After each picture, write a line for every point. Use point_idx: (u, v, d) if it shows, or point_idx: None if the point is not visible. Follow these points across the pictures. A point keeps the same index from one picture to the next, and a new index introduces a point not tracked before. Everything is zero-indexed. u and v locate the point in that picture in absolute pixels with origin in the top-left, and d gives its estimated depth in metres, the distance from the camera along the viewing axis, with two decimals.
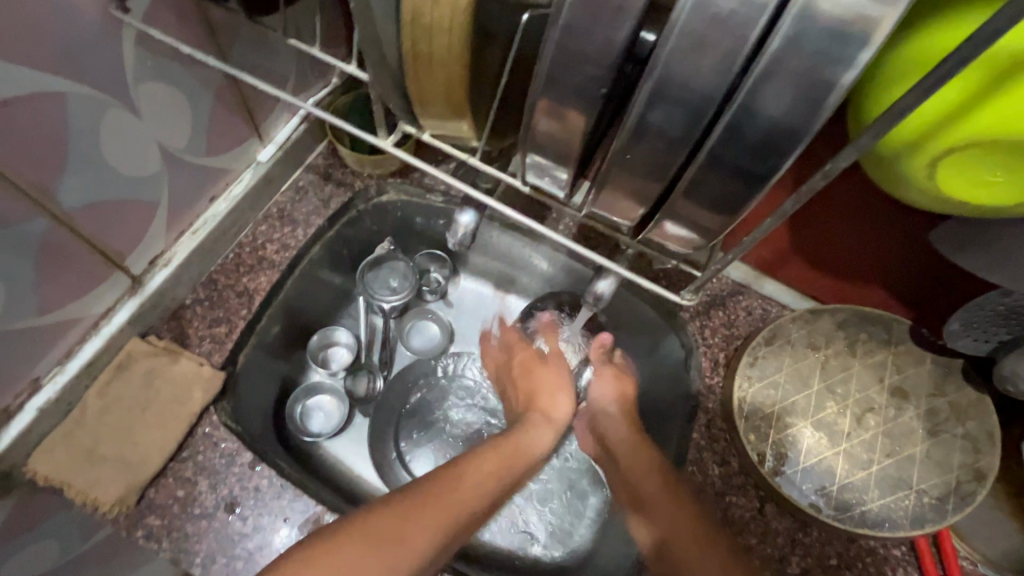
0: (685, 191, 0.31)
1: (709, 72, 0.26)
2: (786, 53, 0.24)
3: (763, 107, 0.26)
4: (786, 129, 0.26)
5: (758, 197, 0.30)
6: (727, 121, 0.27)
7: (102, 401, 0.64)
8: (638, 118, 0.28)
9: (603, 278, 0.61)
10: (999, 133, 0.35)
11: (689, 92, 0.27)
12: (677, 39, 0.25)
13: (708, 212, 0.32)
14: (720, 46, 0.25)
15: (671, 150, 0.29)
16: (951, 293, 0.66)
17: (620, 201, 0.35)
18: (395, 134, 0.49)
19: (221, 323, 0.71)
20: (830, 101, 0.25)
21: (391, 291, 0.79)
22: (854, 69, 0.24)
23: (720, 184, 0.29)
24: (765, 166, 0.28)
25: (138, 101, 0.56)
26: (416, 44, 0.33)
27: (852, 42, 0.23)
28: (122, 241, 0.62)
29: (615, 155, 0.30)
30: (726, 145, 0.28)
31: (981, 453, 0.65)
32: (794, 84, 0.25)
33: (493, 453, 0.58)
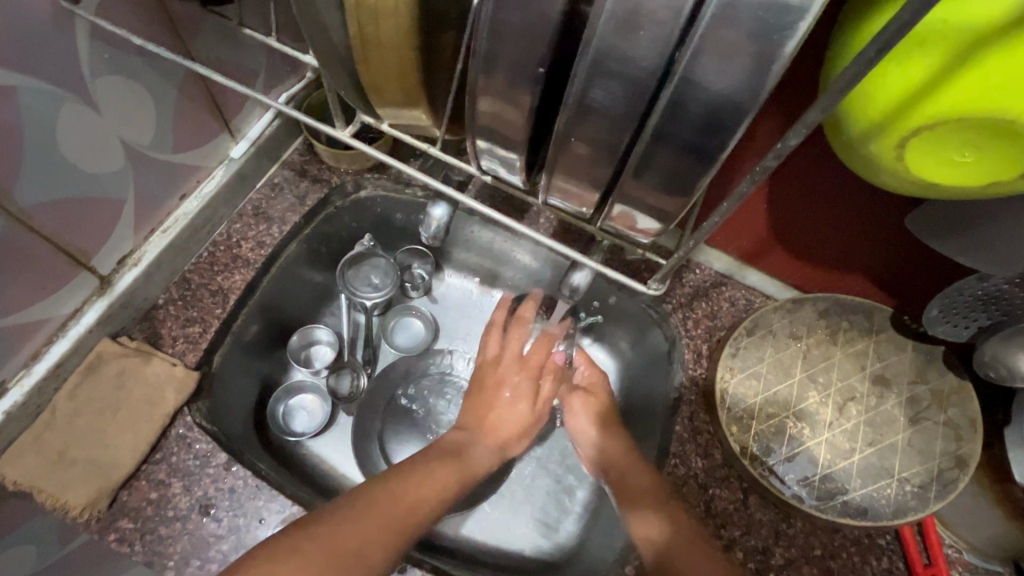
0: (634, 173, 0.30)
1: (646, 43, 0.25)
2: (720, 24, 0.23)
3: (703, 80, 0.25)
4: (729, 102, 0.25)
5: (709, 176, 0.29)
6: (669, 97, 0.26)
7: (72, 404, 0.63)
8: (578, 95, 0.27)
9: (580, 270, 0.60)
10: (963, 109, 0.34)
11: (628, 67, 0.26)
12: (611, 11, 0.24)
13: (661, 194, 0.31)
14: (655, 18, 0.24)
15: (615, 128, 0.28)
16: (931, 279, 0.66)
17: (575, 185, 0.34)
18: (355, 126, 0.47)
19: (195, 322, 0.69)
20: (773, 71, 0.24)
21: (373, 288, 0.78)
22: (795, 38, 0.23)
23: (669, 162, 0.29)
24: (711, 143, 0.27)
25: (96, 97, 0.55)
26: (362, 28, 0.32)
27: (789, 10, 0.22)
28: (87, 239, 0.61)
29: (561, 135, 0.30)
30: (670, 122, 0.27)
31: (962, 440, 0.64)
32: (733, 55, 0.24)
33: (444, 465, 0.60)
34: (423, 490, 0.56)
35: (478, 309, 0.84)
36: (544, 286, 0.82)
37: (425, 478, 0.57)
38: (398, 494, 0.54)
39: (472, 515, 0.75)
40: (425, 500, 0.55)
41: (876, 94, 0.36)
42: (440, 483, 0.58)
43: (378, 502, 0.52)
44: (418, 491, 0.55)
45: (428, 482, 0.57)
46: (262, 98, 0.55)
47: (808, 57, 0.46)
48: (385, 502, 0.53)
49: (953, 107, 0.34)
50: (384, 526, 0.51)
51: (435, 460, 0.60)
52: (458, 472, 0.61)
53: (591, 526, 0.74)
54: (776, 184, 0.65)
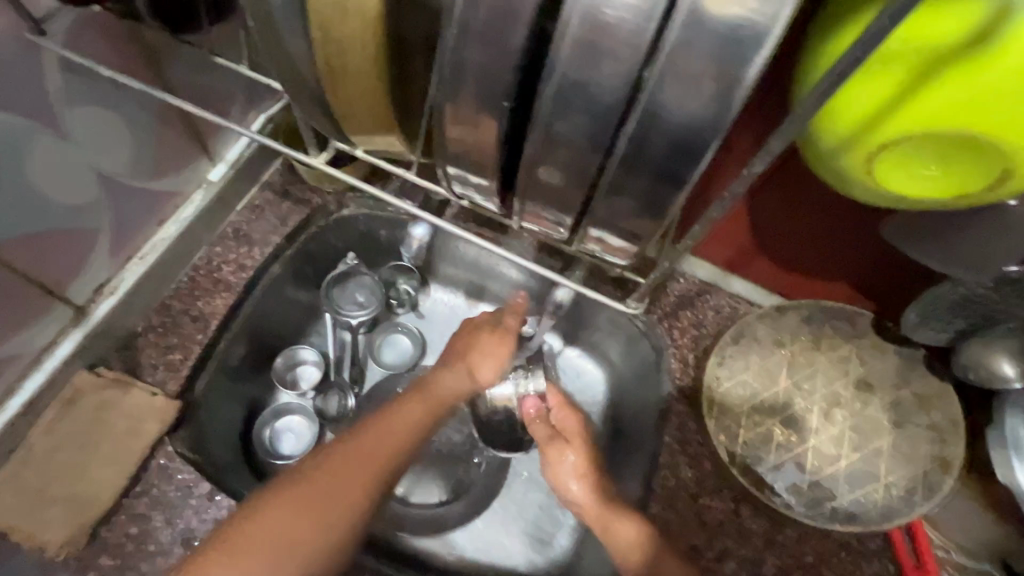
0: (606, 199, 0.30)
1: (608, 77, 0.25)
2: (681, 55, 0.24)
3: (668, 110, 0.25)
4: (695, 130, 0.25)
5: (681, 200, 0.29)
6: (635, 127, 0.26)
7: (48, 438, 0.62)
8: (544, 128, 0.27)
9: (562, 287, 0.60)
10: (927, 126, 0.34)
11: (593, 98, 0.26)
12: (573, 43, 0.25)
13: (634, 218, 0.31)
14: (615, 52, 0.24)
15: (584, 158, 0.28)
16: (909, 283, 0.67)
17: (547, 211, 0.34)
18: (329, 152, 0.47)
19: (176, 350, 0.68)
20: (737, 100, 0.24)
21: (357, 305, 0.76)
22: (755, 68, 0.23)
23: (641, 188, 0.29)
24: (680, 169, 0.27)
25: (67, 127, 0.54)
26: (330, 62, 0.32)
27: (746, 43, 0.23)
28: (61, 270, 0.60)
29: (531, 165, 0.30)
30: (638, 149, 0.27)
31: (946, 442, 0.65)
32: (696, 84, 0.24)
33: (407, 403, 0.54)
34: (397, 428, 0.52)
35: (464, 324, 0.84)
36: (530, 300, 0.82)
37: (392, 422, 0.52)
38: (361, 441, 0.51)
39: (466, 533, 0.75)
40: (394, 447, 0.51)
41: (846, 113, 0.37)
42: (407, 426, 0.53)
43: (334, 466, 0.49)
44: (386, 438, 0.52)
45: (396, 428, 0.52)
46: (237, 129, 0.55)
47: (778, 74, 0.47)
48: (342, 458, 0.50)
49: (917, 121, 0.34)
50: (352, 478, 0.49)
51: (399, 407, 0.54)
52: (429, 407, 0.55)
53: (585, 540, 0.73)
54: (755, 194, 0.65)
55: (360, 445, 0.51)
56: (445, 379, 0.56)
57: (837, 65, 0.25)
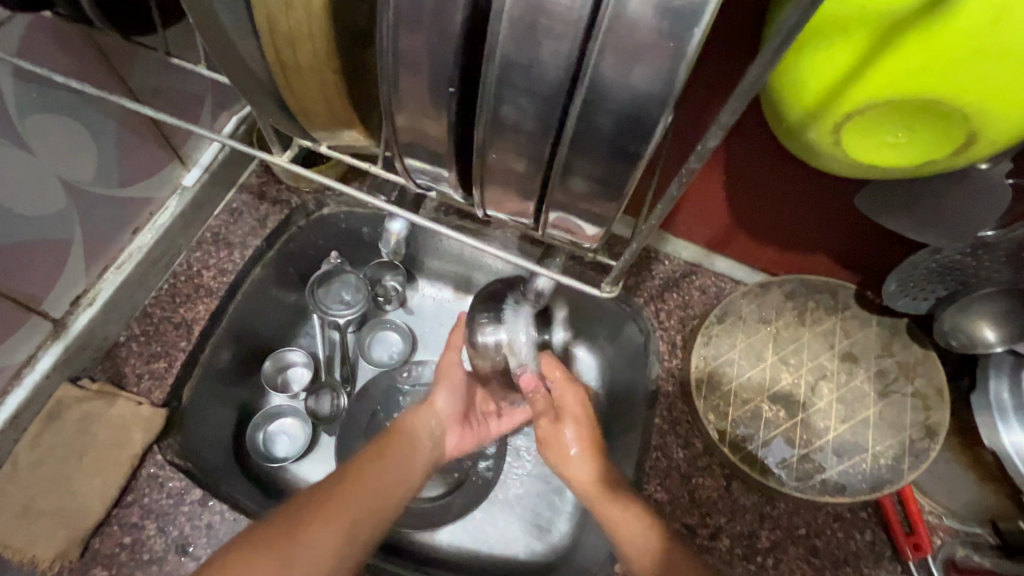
0: (560, 182, 0.30)
1: (546, 58, 0.25)
2: (620, 29, 0.23)
3: (610, 88, 0.25)
4: (640, 107, 0.25)
5: (635, 180, 0.29)
6: (579, 109, 0.26)
7: (34, 453, 0.61)
8: (490, 112, 0.27)
9: (541, 276, 0.59)
10: (887, 92, 0.34)
11: (538, 78, 0.26)
12: (512, 22, 0.24)
13: (591, 199, 0.31)
14: (554, 30, 0.24)
15: (533, 141, 0.28)
16: (889, 253, 0.67)
17: (507, 198, 0.33)
18: (294, 149, 0.46)
19: (160, 357, 0.67)
20: (678, 75, 0.24)
21: (345, 304, 0.77)
22: (694, 38, 0.23)
23: (595, 168, 0.28)
24: (627, 148, 0.27)
25: (27, 137, 0.53)
26: (278, 55, 0.31)
27: (681, 14, 0.23)
28: (34, 284, 0.59)
29: (480, 151, 0.29)
30: (588, 128, 0.26)
31: (931, 409, 0.66)
32: (639, 58, 0.24)
33: (393, 449, 0.60)
34: (392, 469, 0.58)
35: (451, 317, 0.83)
36: None
37: (377, 464, 0.57)
38: (358, 481, 0.55)
39: (463, 525, 0.75)
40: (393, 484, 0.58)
41: (807, 86, 0.37)
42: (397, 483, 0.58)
43: (348, 485, 0.54)
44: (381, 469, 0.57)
45: (404, 458, 0.60)
46: (202, 134, 0.53)
47: (742, 47, 0.46)
48: (355, 483, 0.55)
49: (875, 88, 0.34)
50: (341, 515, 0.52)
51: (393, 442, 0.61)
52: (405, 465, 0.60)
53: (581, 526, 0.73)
54: (732, 172, 0.65)
55: (366, 475, 0.56)
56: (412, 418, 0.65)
57: (781, 32, 0.25)
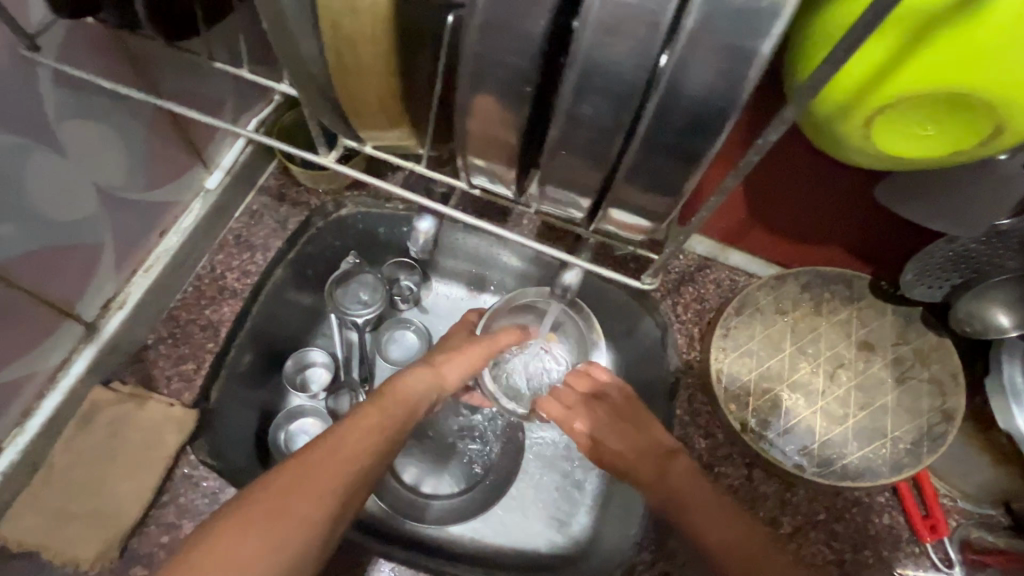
0: (625, 180, 0.30)
1: (626, 58, 0.25)
2: (700, 33, 0.24)
3: (687, 86, 0.25)
4: (712, 103, 0.26)
5: (694, 179, 0.29)
6: (654, 107, 0.26)
7: (69, 455, 0.62)
8: (566, 112, 0.28)
9: (570, 269, 0.60)
10: (925, 87, 0.36)
11: (615, 82, 0.26)
12: (595, 28, 0.25)
13: (651, 197, 0.31)
14: (636, 33, 0.25)
15: (604, 139, 0.28)
16: (902, 243, 0.69)
17: (562, 197, 0.34)
18: (337, 150, 0.47)
19: (188, 359, 0.68)
20: (753, 72, 0.24)
21: (362, 304, 0.78)
22: (770, 38, 0.24)
23: (663, 166, 0.28)
24: (696, 145, 0.27)
25: (64, 143, 0.53)
26: (341, 59, 0.32)
27: (762, 13, 0.23)
28: (68, 289, 0.60)
29: (549, 150, 0.30)
30: (659, 125, 0.27)
31: (947, 395, 0.67)
32: (718, 60, 0.24)
33: (376, 409, 0.56)
34: (366, 429, 0.54)
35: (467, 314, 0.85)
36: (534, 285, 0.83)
37: (353, 425, 0.54)
38: (330, 443, 0.52)
39: (486, 519, 0.76)
40: (372, 441, 0.54)
41: (844, 81, 0.38)
42: (379, 439, 0.54)
43: (326, 449, 0.51)
44: (360, 429, 0.54)
45: (392, 411, 0.57)
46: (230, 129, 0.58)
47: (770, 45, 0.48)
48: (331, 446, 0.51)
49: (914, 83, 0.35)
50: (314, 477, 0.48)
51: (381, 401, 0.58)
52: (389, 420, 0.56)
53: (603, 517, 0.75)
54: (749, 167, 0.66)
55: (342, 436, 0.52)
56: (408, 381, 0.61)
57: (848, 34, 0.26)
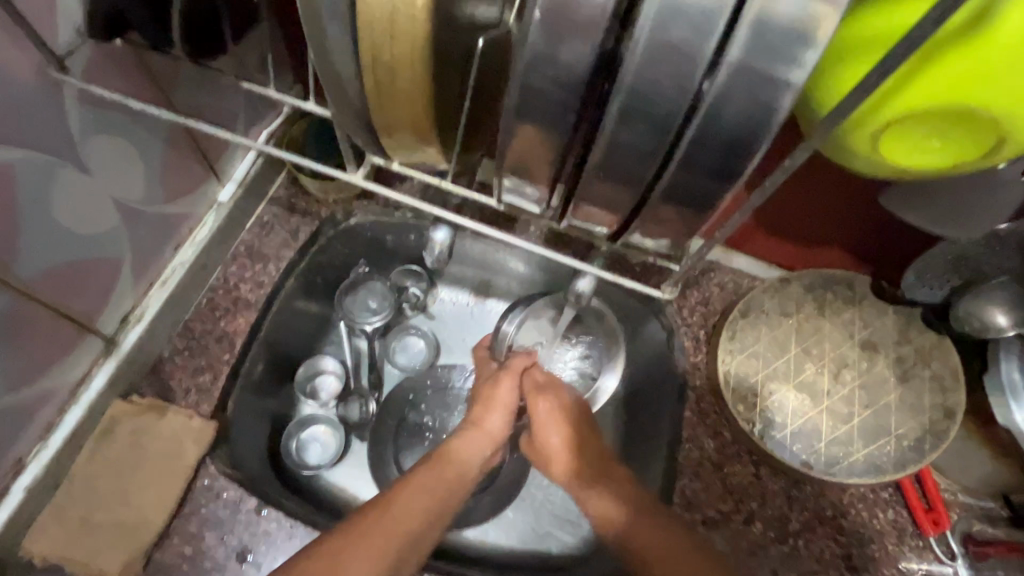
0: (661, 200, 0.31)
1: (669, 87, 0.26)
2: (745, 60, 0.25)
3: (726, 112, 0.26)
4: (749, 127, 0.27)
5: (728, 195, 0.30)
6: (694, 132, 0.27)
7: (91, 468, 0.63)
8: (608, 137, 0.28)
9: (584, 276, 0.62)
10: (933, 101, 0.37)
11: (658, 107, 0.27)
12: (642, 56, 0.26)
13: (683, 214, 0.32)
14: (678, 65, 0.26)
15: (643, 161, 0.29)
16: (902, 246, 0.71)
17: (593, 211, 0.35)
18: (365, 167, 0.48)
19: (205, 370, 0.68)
20: (787, 98, 0.25)
21: (372, 312, 0.79)
22: (802, 66, 0.24)
23: (697, 186, 0.30)
24: (731, 166, 0.28)
25: (86, 160, 0.54)
26: (378, 80, 0.33)
27: (798, 42, 0.24)
28: (89, 303, 0.60)
29: (589, 174, 0.31)
30: (699, 148, 0.28)
31: (948, 391, 0.69)
32: (760, 85, 0.25)
33: (437, 468, 0.63)
34: (428, 489, 0.61)
35: (475, 319, 0.86)
36: (542, 291, 0.84)
37: (418, 486, 0.61)
38: (400, 501, 0.59)
39: (498, 522, 0.77)
40: (432, 505, 0.60)
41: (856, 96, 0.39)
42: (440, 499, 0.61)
43: (397, 505, 0.58)
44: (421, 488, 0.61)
45: (453, 470, 0.64)
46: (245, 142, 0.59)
47: None
48: (401, 505, 0.58)
49: (925, 98, 0.37)
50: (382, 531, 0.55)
51: (440, 462, 0.64)
52: (451, 480, 0.63)
53: None
54: None
55: (412, 494, 0.60)
56: (461, 443, 0.67)
57: None
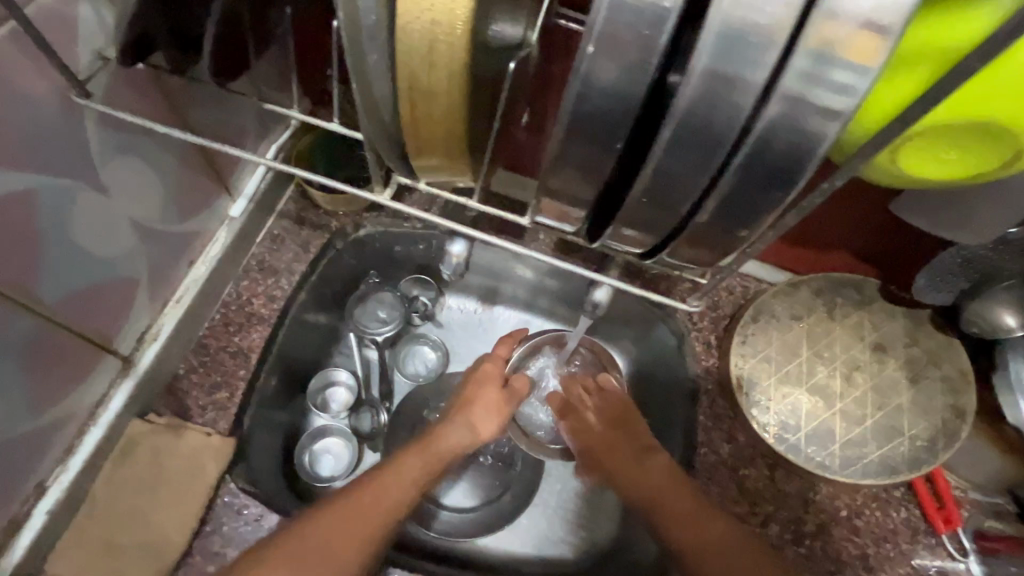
0: (702, 224, 0.32)
1: (720, 117, 0.27)
2: (798, 89, 0.25)
3: (775, 141, 0.27)
4: (796, 156, 0.27)
5: (768, 218, 0.30)
6: (741, 161, 0.28)
7: (111, 490, 0.62)
8: (655, 166, 0.29)
9: (601, 287, 0.62)
10: (955, 118, 0.38)
11: (708, 136, 0.27)
12: (694, 88, 0.26)
13: (721, 234, 0.32)
14: (730, 96, 0.26)
15: (686, 188, 0.30)
16: (909, 248, 0.72)
17: (630, 235, 0.35)
18: (391, 187, 0.48)
19: (221, 388, 0.68)
20: (838, 127, 0.26)
21: (381, 322, 0.79)
22: (854, 96, 0.25)
23: (739, 212, 0.30)
24: (775, 192, 0.29)
25: (106, 181, 0.54)
26: (414, 108, 0.33)
27: (851, 72, 0.24)
28: (106, 324, 0.60)
29: (631, 200, 0.31)
30: (745, 177, 0.28)
31: (959, 392, 0.71)
32: (814, 112, 0.25)
33: (412, 459, 0.58)
34: (400, 484, 0.56)
35: (484, 328, 0.86)
36: (553, 297, 0.84)
37: (392, 479, 0.56)
38: (372, 495, 0.54)
39: (514, 529, 0.78)
40: (399, 502, 0.55)
41: None
42: (409, 488, 0.57)
43: (370, 496, 0.54)
44: (394, 482, 0.56)
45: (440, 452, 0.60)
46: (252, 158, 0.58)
47: None
48: (372, 499, 0.54)
49: (945, 114, 0.37)
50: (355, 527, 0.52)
51: (422, 448, 0.59)
52: (424, 464, 0.58)
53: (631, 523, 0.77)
54: None
55: (385, 488, 0.55)
56: (449, 435, 0.61)
57: None
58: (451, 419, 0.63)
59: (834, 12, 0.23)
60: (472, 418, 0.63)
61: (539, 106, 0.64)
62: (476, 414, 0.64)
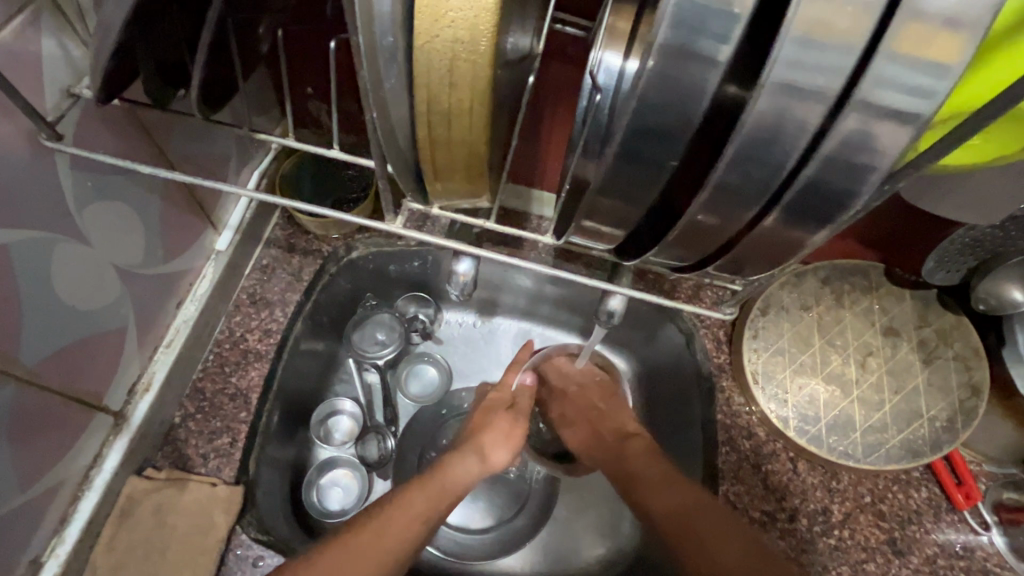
0: (761, 234, 0.32)
1: (790, 129, 0.26)
2: (876, 95, 0.24)
3: (848, 150, 0.26)
4: (870, 164, 0.26)
5: (830, 226, 0.30)
6: (810, 172, 0.27)
7: (113, 556, 0.58)
8: (716, 183, 0.28)
9: (615, 297, 0.61)
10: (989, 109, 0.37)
11: (778, 147, 0.27)
12: (764, 102, 0.25)
13: (778, 242, 0.32)
14: (800, 107, 0.25)
15: (747, 201, 0.29)
16: (911, 230, 0.72)
17: (680, 253, 0.36)
18: (403, 214, 0.46)
19: (222, 433, 0.64)
20: (915, 132, 0.25)
21: (380, 344, 0.76)
22: (934, 100, 0.24)
23: (802, 221, 0.30)
24: (843, 201, 0.28)
25: (85, 228, 0.50)
26: (432, 130, 0.31)
27: (934, 74, 0.24)
28: (95, 380, 0.56)
29: (687, 216, 0.31)
30: (813, 186, 0.28)
31: (972, 368, 0.71)
32: (891, 117, 0.25)
33: (414, 494, 0.57)
34: (400, 521, 0.55)
35: (484, 342, 0.83)
36: (557, 304, 0.81)
37: (394, 516, 0.55)
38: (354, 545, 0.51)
39: (535, 547, 0.74)
40: (400, 540, 0.53)
41: None
42: (411, 527, 0.54)
43: (359, 548, 0.51)
44: (398, 527, 0.54)
45: (447, 483, 0.59)
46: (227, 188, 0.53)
47: None
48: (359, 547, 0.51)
49: None
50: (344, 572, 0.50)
51: (419, 488, 0.58)
52: (429, 498, 0.57)
53: None
54: None
55: (376, 538, 0.53)
56: (456, 467, 0.61)
57: None
58: (459, 452, 0.63)
59: (918, 13, 0.23)
60: (483, 449, 0.64)
61: (537, 114, 0.62)
62: (485, 443, 0.65)
